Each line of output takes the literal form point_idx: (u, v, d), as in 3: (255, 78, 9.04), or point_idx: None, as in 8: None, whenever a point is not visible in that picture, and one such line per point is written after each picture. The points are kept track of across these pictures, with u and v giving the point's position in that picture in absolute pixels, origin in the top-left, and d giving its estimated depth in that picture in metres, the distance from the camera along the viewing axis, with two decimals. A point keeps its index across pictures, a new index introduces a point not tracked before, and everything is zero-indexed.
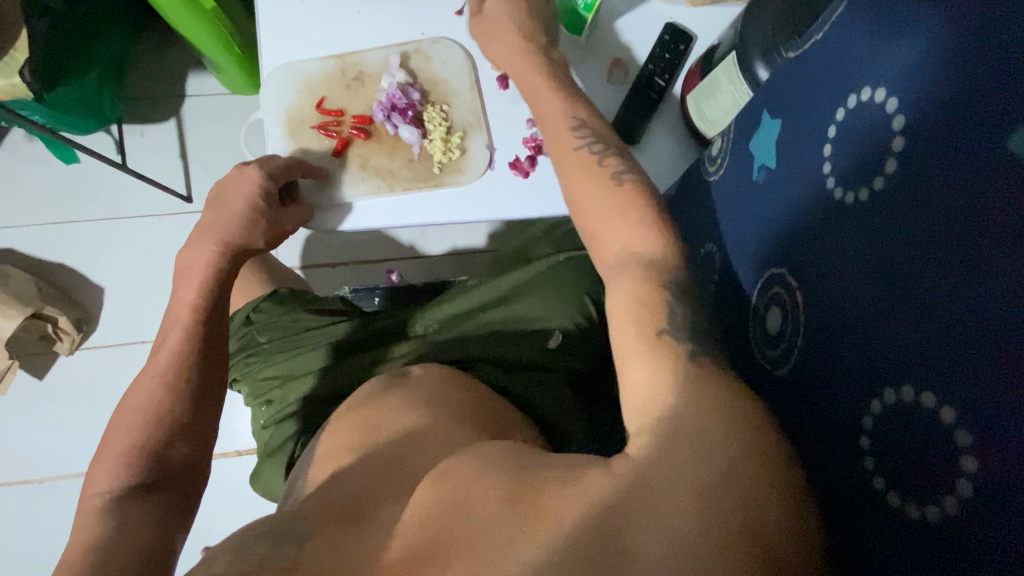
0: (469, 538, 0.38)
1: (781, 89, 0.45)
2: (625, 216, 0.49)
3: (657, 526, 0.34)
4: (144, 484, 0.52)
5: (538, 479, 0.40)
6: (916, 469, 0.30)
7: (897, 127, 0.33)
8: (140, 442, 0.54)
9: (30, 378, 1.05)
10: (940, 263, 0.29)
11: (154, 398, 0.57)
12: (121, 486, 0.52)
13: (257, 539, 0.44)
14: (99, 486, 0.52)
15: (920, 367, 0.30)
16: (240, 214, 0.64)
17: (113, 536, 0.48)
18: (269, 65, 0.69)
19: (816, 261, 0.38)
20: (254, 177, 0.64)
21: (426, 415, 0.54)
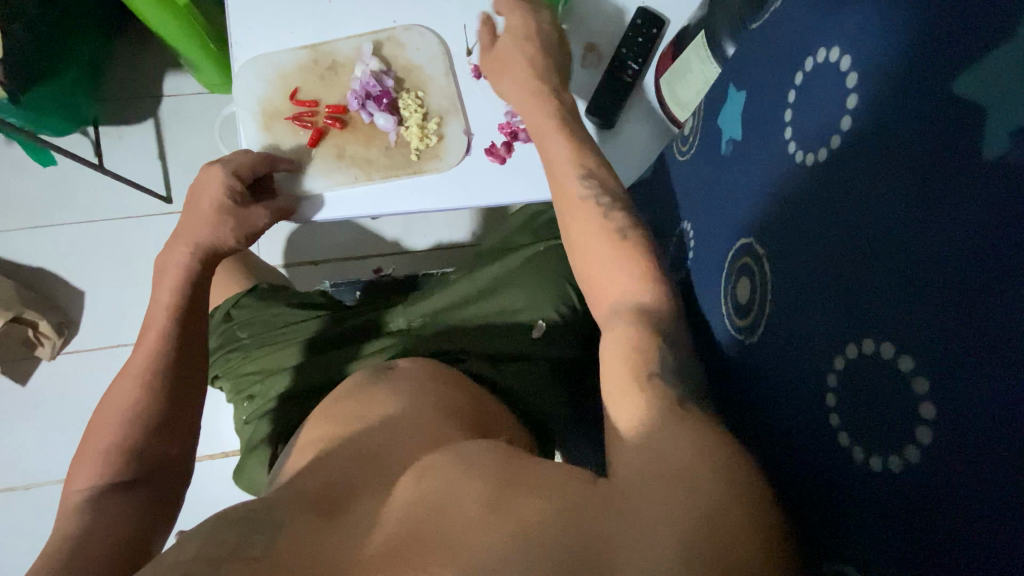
0: (448, 533, 0.39)
1: (744, 61, 0.45)
2: (622, 264, 0.50)
3: (632, 534, 0.35)
4: (120, 478, 0.52)
5: (519, 482, 0.41)
6: (879, 422, 0.30)
7: (852, 85, 0.33)
8: (116, 436, 0.53)
9: (11, 384, 1.04)
10: (896, 215, 0.30)
11: (127, 391, 0.56)
12: (102, 483, 0.51)
13: (228, 524, 0.43)
14: (80, 483, 0.51)
15: (879, 319, 0.30)
16: (213, 206, 0.63)
17: (85, 530, 0.47)
18: (241, 58, 0.69)
19: (780, 225, 0.38)
20: (228, 168, 0.63)
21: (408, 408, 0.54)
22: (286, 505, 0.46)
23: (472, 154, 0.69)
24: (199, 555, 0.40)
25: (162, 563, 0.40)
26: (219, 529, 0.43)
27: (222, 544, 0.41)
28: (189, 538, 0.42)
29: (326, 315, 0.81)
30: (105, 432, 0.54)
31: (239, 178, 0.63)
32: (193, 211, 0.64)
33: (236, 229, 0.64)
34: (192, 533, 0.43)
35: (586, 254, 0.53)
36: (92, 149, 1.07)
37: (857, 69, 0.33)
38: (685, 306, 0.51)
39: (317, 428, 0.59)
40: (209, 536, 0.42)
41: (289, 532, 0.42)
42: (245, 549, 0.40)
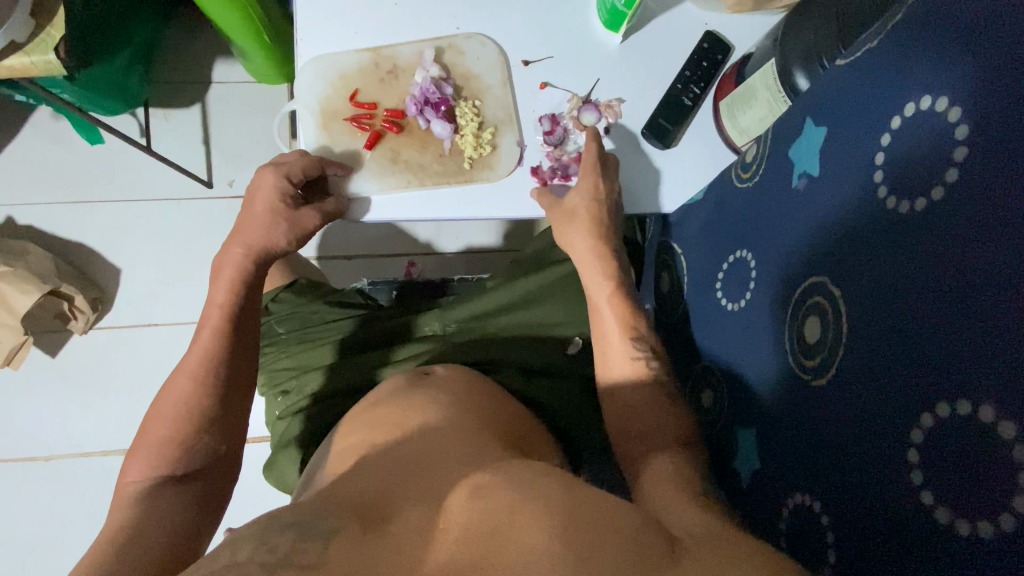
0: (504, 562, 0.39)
1: (827, 97, 0.44)
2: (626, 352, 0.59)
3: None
4: (174, 472, 0.53)
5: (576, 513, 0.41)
6: (971, 486, 0.29)
7: (960, 137, 0.32)
8: (169, 430, 0.54)
9: (42, 356, 1.05)
10: (1001, 274, 0.29)
11: (178, 385, 0.57)
12: (155, 477, 0.52)
13: (280, 530, 0.43)
14: (133, 475, 0.52)
15: (974, 380, 0.30)
16: (265, 207, 0.64)
17: (138, 522, 0.48)
18: (303, 55, 0.69)
19: (861, 270, 0.38)
20: (285, 167, 0.64)
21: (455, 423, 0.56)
22: (332, 515, 0.46)
23: (523, 166, 0.70)
24: (255, 559, 0.39)
25: (217, 561, 0.40)
26: (271, 533, 0.42)
27: (276, 548, 0.40)
28: (244, 539, 0.42)
29: (364, 314, 0.81)
30: (157, 424, 0.55)
31: (290, 180, 0.64)
32: (248, 207, 0.65)
33: (289, 228, 0.64)
34: (246, 535, 0.43)
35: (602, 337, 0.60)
36: (139, 129, 1.08)
37: (966, 121, 0.32)
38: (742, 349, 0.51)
39: (360, 433, 0.59)
40: (262, 538, 0.42)
41: (340, 545, 0.42)
42: (300, 556, 0.40)
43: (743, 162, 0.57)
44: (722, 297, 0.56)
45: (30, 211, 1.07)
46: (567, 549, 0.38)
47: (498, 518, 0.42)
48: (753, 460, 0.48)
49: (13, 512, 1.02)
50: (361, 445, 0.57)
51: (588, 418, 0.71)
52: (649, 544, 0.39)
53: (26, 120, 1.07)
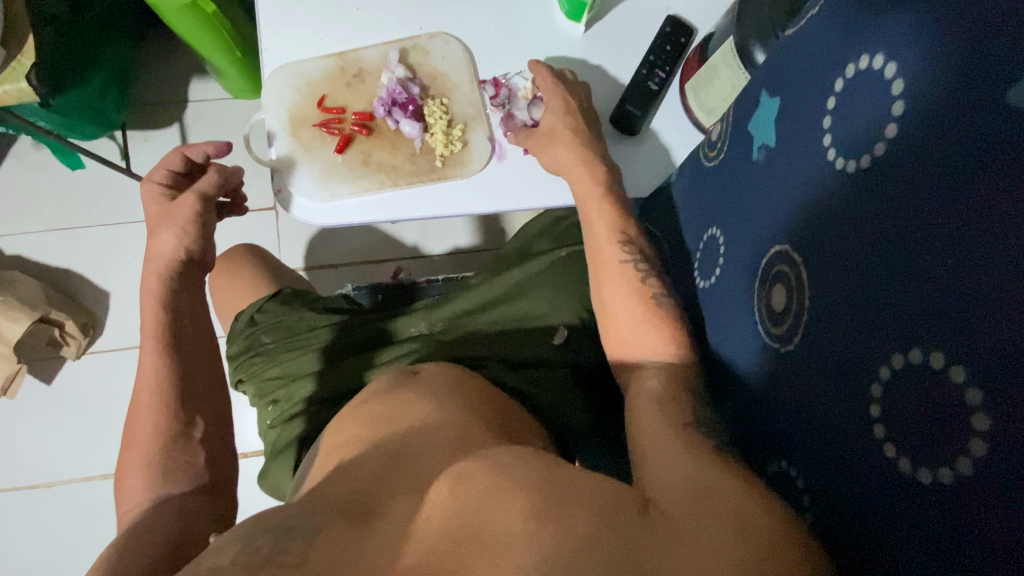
0: (489, 547, 0.40)
1: (779, 66, 0.45)
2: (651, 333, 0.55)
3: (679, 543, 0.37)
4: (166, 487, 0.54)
5: (561, 497, 0.42)
6: (927, 433, 0.30)
7: (897, 92, 0.33)
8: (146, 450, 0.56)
9: (37, 383, 1.06)
10: (942, 224, 0.30)
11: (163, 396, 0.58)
12: (150, 495, 0.53)
13: (265, 530, 0.43)
14: (131, 496, 0.54)
15: (925, 327, 0.30)
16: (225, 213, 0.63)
17: (137, 536, 0.49)
18: (271, 64, 0.70)
19: (818, 232, 0.38)
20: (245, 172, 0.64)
21: (441, 414, 0.56)
22: (320, 511, 0.46)
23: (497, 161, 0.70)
24: (240, 561, 0.39)
25: (202, 567, 0.40)
26: (256, 537, 0.43)
27: (259, 552, 0.41)
28: (228, 546, 0.42)
29: (350, 319, 0.82)
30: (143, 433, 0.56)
31: None
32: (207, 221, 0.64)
33: None
34: (231, 541, 0.43)
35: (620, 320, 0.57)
36: (118, 152, 1.09)
37: (902, 76, 0.33)
38: (718, 325, 0.52)
39: (346, 429, 0.60)
40: (247, 541, 0.42)
41: (324, 547, 0.42)
42: (283, 556, 0.41)
43: (709, 141, 0.57)
44: (699, 275, 0.56)
45: (15, 239, 1.08)
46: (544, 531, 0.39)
47: (482, 504, 0.43)
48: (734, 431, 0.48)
49: (18, 540, 1.02)
50: (351, 443, 0.57)
51: (577, 406, 0.71)
52: (629, 514, 0.40)
53: (6, 150, 1.08)
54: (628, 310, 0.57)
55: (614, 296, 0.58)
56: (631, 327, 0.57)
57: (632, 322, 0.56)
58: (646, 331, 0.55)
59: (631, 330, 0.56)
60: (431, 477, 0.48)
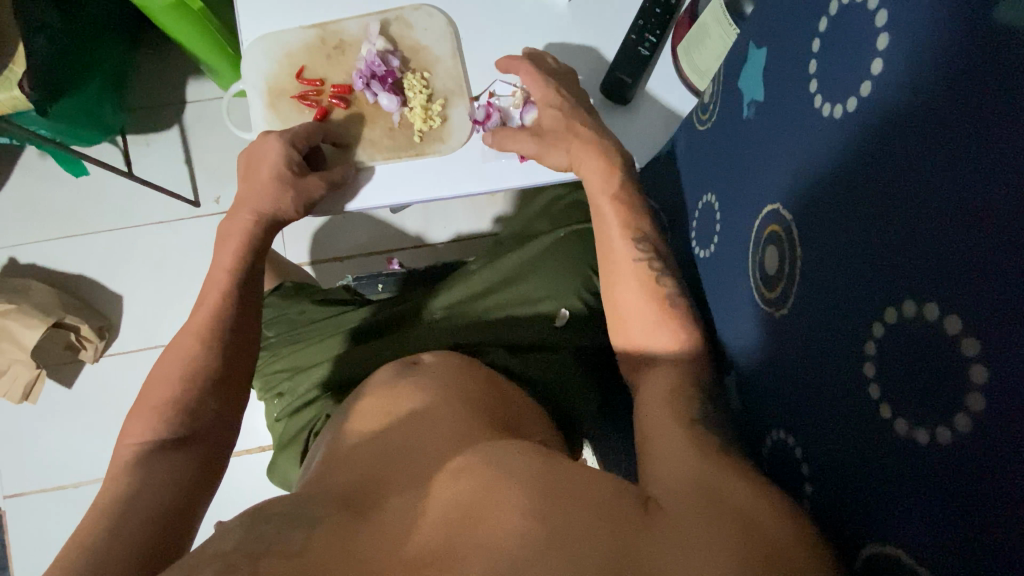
0: (484, 531, 0.39)
1: (766, 13, 0.42)
2: (664, 330, 0.52)
3: (681, 553, 0.34)
4: (172, 437, 0.53)
5: (558, 488, 0.40)
6: (923, 391, 0.28)
7: (881, 25, 0.30)
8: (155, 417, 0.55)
9: (58, 387, 1.08)
10: (930, 167, 0.27)
11: (170, 386, 0.56)
12: (154, 440, 0.53)
13: (265, 519, 0.43)
14: (134, 436, 0.54)
15: (918, 277, 0.28)
16: (270, 175, 0.63)
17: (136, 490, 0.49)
18: (254, 35, 0.70)
19: (811, 188, 0.36)
20: (278, 145, 0.63)
21: (437, 399, 0.55)
22: (318, 501, 0.46)
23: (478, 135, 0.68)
24: (242, 548, 0.39)
25: (205, 552, 0.40)
26: (259, 523, 0.42)
27: (261, 537, 0.41)
28: (230, 531, 0.42)
29: (351, 309, 0.81)
30: (142, 418, 0.54)
31: (296, 148, 0.64)
32: (253, 180, 0.64)
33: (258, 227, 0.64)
34: (231, 527, 0.42)
35: (634, 321, 0.54)
36: (121, 157, 1.10)
37: (886, 6, 0.30)
38: (718, 296, 0.50)
39: (345, 418, 0.59)
40: (248, 527, 0.42)
41: (324, 530, 0.42)
42: (283, 543, 0.40)
43: (702, 103, 0.54)
44: (697, 244, 0.54)
45: (28, 249, 1.10)
46: (536, 519, 0.38)
47: (479, 489, 0.42)
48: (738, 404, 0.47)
49: (50, 540, 1.05)
50: (349, 432, 0.56)
51: (579, 388, 0.70)
52: (632, 515, 0.38)
53: (13, 161, 1.10)
54: (640, 307, 0.54)
55: (624, 298, 0.55)
56: (643, 326, 0.54)
57: (644, 323, 0.53)
58: (656, 328, 0.53)
59: (643, 332, 0.53)
60: (429, 466, 0.48)
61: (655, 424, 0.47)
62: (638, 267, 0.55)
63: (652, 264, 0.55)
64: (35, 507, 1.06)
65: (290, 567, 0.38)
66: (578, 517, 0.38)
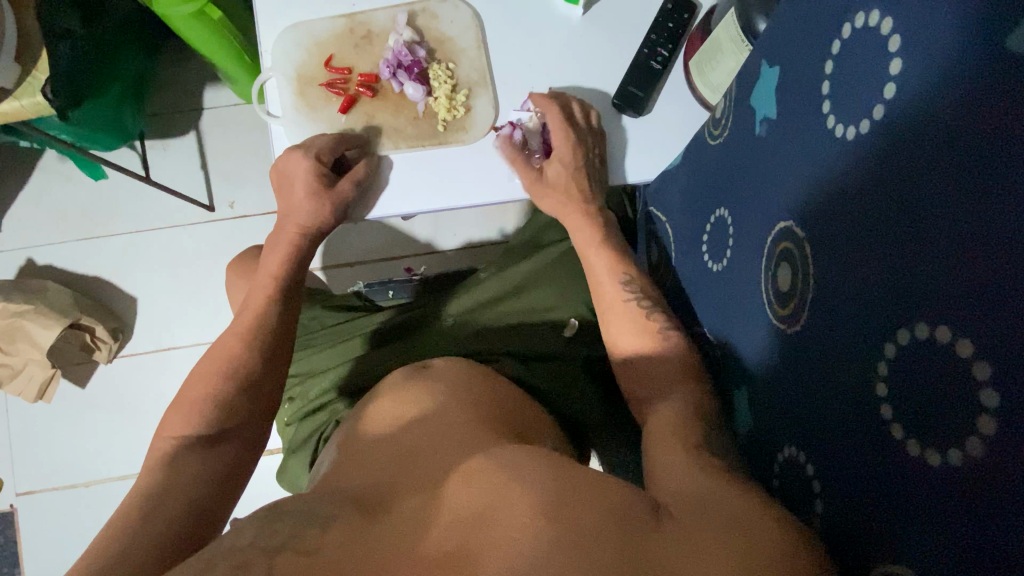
0: (496, 537, 0.39)
1: (779, 33, 0.42)
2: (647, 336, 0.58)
3: (686, 552, 0.35)
4: (207, 434, 0.55)
5: (570, 491, 0.41)
6: (934, 413, 0.28)
7: (893, 49, 0.31)
8: (172, 419, 0.56)
9: (72, 387, 1.10)
10: (942, 191, 0.28)
11: (197, 388, 0.57)
12: (188, 436, 0.54)
13: (281, 515, 0.44)
14: (169, 431, 0.55)
15: (929, 300, 0.28)
16: (301, 187, 0.65)
17: (167, 482, 0.50)
18: (284, 22, 0.71)
19: (822, 207, 0.36)
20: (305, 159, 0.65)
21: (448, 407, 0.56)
22: (332, 501, 0.46)
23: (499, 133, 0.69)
24: (256, 543, 0.40)
25: (220, 547, 0.40)
26: (274, 518, 0.42)
27: (276, 533, 0.41)
28: (245, 525, 0.42)
29: (364, 315, 0.82)
30: (170, 421, 0.56)
31: (321, 160, 0.65)
32: (289, 196, 0.67)
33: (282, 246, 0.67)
34: (247, 523, 0.43)
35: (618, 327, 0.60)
36: (139, 162, 1.12)
37: (898, 31, 0.30)
38: (729, 311, 0.50)
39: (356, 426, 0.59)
40: (264, 524, 0.43)
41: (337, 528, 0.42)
42: (298, 540, 0.41)
43: (713, 118, 0.55)
44: (709, 257, 0.54)
45: (45, 250, 1.12)
46: (550, 521, 0.38)
47: (491, 496, 0.42)
48: (749, 418, 0.47)
49: (63, 536, 1.06)
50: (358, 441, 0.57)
51: (588, 397, 0.70)
52: (645, 517, 0.39)
53: (35, 164, 1.12)
54: (621, 324, 0.60)
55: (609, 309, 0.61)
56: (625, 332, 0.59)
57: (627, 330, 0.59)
58: (625, 333, 0.59)
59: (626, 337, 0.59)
60: (440, 469, 0.48)
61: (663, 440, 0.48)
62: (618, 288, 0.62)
63: (643, 303, 0.60)
64: (48, 505, 1.07)
65: (307, 563, 0.39)
66: (590, 518, 0.38)
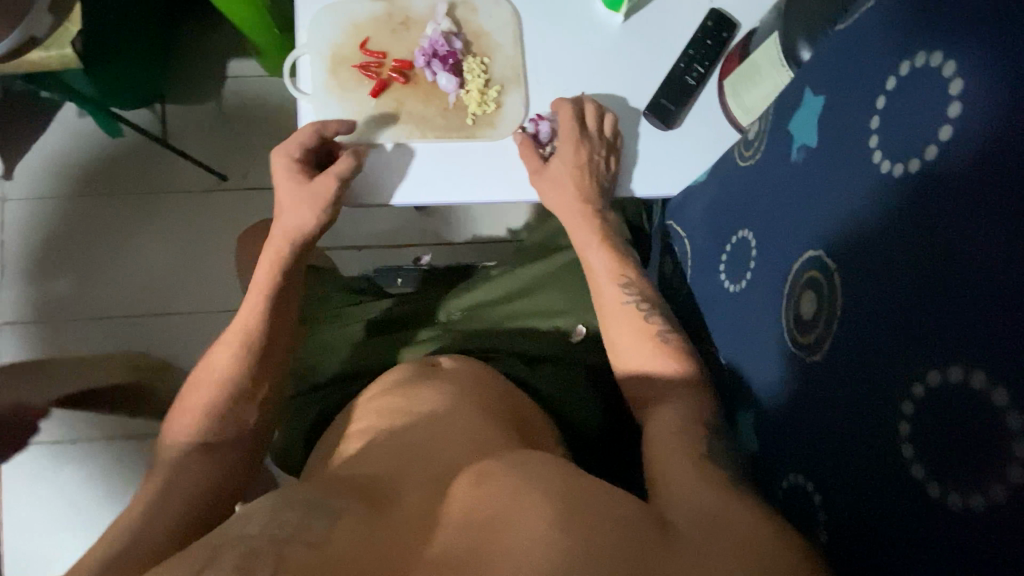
0: (512, 539, 0.38)
1: (825, 62, 0.42)
2: (653, 347, 0.57)
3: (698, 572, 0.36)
4: None
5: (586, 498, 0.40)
6: (962, 456, 0.30)
7: (954, 92, 0.31)
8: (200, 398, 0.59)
9: (65, 346, 1.07)
10: (988, 245, 0.29)
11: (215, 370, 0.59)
12: None
13: (291, 508, 0.42)
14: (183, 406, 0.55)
15: (965, 347, 0.29)
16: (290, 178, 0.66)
17: None
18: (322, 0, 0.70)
19: (857, 243, 0.36)
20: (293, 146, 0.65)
21: (458, 408, 0.55)
22: (339, 495, 0.45)
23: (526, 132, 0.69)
24: (266, 534, 0.39)
25: (228, 535, 0.39)
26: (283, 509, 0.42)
27: (286, 524, 0.40)
28: (257, 515, 0.42)
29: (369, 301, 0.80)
30: None
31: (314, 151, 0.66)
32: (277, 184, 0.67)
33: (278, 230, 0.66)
34: (256, 512, 0.42)
35: (629, 340, 0.59)
36: (156, 124, 1.11)
37: (961, 75, 0.31)
38: (742, 337, 0.50)
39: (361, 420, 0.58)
40: (273, 515, 0.41)
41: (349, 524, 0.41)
42: (306, 534, 0.39)
43: (743, 140, 0.53)
44: (726, 277, 0.53)
45: (51, 205, 1.10)
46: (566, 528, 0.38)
47: (505, 500, 0.41)
48: (753, 440, 0.47)
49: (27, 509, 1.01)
50: (362, 432, 0.56)
51: (589, 405, 0.70)
52: (653, 533, 0.39)
53: (50, 117, 1.10)
54: (632, 344, 0.59)
55: (617, 329, 0.60)
56: (633, 341, 0.59)
57: (636, 337, 0.58)
58: (653, 355, 0.57)
59: (632, 344, 0.59)
60: (450, 467, 0.48)
61: (662, 456, 0.48)
62: (629, 308, 0.61)
63: (642, 304, 0.60)
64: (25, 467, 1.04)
65: (317, 560, 0.37)
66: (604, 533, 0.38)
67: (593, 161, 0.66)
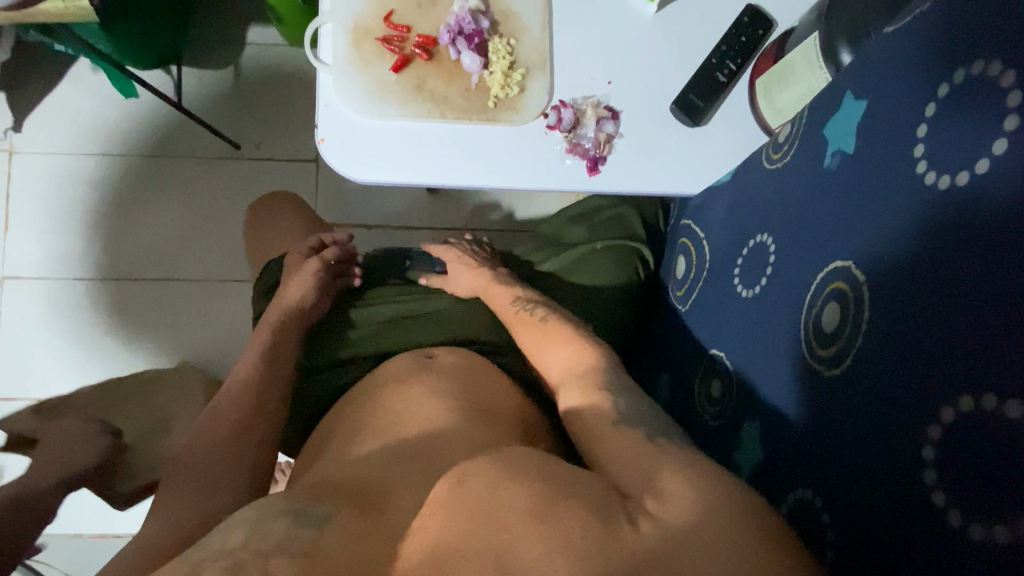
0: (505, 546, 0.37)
1: (868, 67, 0.41)
2: (565, 340, 0.54)
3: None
4: None
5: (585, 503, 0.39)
6: (988, 485, 0.29)
7: (1012, 104, 0.30)
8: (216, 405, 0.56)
9: (65, 305, 1.06)
10: None
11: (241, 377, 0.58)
12: None
13: (277, 515, 0.40)
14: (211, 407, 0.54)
15: (1005, 372, 0.29)
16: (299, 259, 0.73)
17: None
18: None
19: (893, 259, 0.35)
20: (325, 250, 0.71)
21: (456, 403, 0.54)
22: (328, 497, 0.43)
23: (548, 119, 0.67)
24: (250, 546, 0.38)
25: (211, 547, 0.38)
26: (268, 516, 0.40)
27: (270, 536, 0.38)
28: (239, 523, 0.40)
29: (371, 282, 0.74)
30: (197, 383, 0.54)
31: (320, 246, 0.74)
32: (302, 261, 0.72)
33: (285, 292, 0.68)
34: (242, 519, 0.41)
35: (535, 342, 0.57)
36: (172, 86, 1.09)
37: (1021, 88, 0.30)
38: (747, 349, 0.48)
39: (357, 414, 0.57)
40: (258, 522, 0.40)
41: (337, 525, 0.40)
42: (293, 543, 0.38)
43: (771, 143, 0.52)
44: (739, 283, 0.51)
45: (62, 161, 1.09)
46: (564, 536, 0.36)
47: None
48: (756, 453, 0.45)
49: None
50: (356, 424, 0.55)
51: None
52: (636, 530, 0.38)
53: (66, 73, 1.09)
54: (538, 341, 0.56)
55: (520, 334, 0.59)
56: (541, 342, 0.56)
57: (542, 339, 0.56)
58: (551, 340, 0.55)
59: (540, 343, 0.56)
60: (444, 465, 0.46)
61: None
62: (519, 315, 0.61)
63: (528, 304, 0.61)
64: None
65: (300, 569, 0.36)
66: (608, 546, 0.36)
67: (599, 152, 0.65)
